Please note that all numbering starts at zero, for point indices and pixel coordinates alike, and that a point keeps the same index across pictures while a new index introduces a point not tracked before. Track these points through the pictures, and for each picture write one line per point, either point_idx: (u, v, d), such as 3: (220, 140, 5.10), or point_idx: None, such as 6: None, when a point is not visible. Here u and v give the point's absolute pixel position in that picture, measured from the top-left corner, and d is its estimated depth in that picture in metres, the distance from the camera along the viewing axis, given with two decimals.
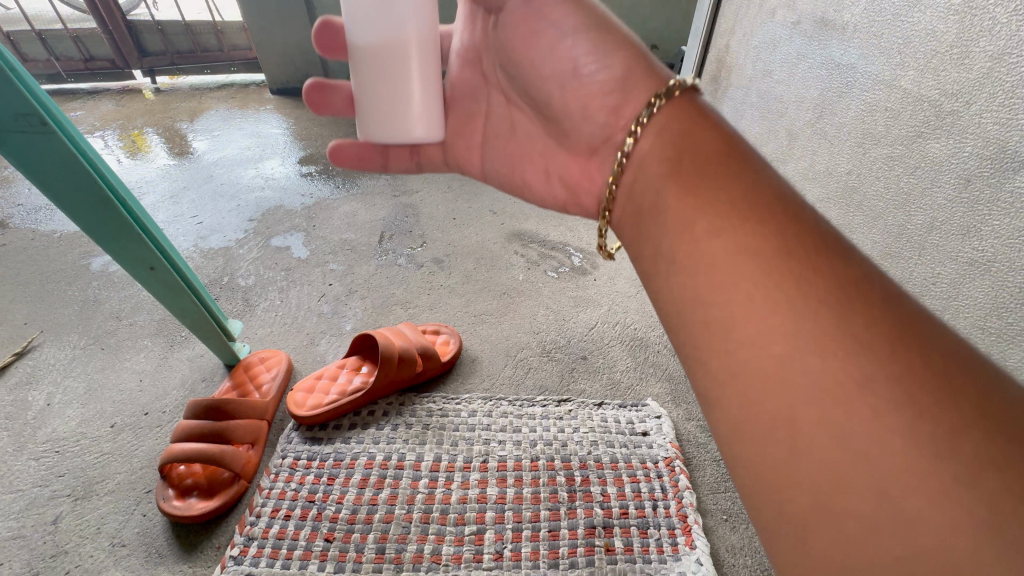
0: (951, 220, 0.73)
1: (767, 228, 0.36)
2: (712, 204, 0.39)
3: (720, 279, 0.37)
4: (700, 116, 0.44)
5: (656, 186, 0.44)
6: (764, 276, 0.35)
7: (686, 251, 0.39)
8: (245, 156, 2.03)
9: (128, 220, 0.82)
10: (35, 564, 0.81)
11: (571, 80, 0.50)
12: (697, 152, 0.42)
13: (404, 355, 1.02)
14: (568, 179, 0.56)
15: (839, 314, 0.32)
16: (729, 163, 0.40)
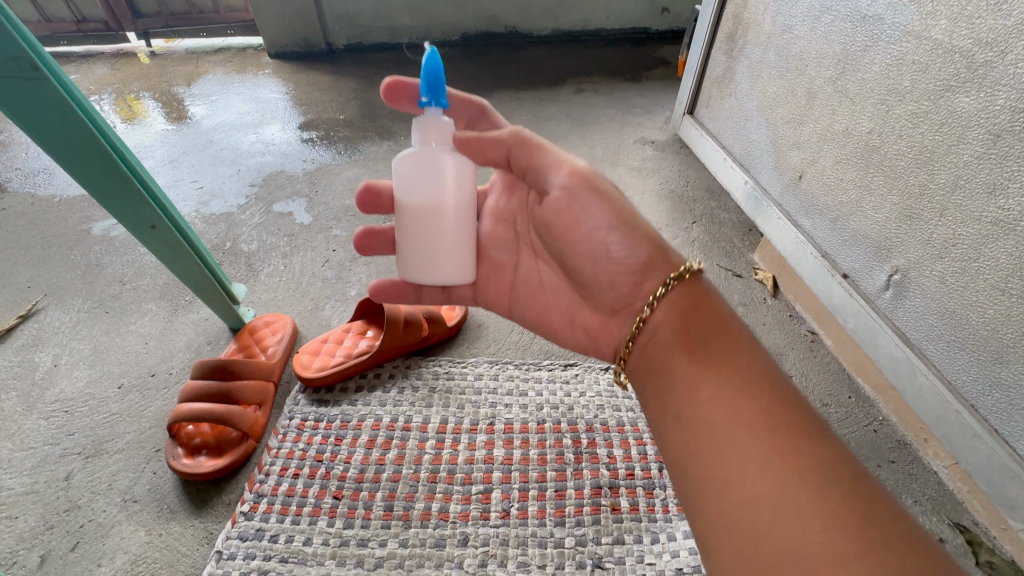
0: (977, 178, 0.72)
1: (754, 398, 0.46)
2: (713, 374, 0.49)
3: (715, 435, 0.46)
4: (704, 302, 0.54)
5: (668, 350, 0.53)
6: (752, 439, 0.44)
7: (691, 409, 0.49)
8: (244, 121, 1.98)
9: (128, 177, 0.80)
10: (50, 517, 0.82)
11: (600, 258, 0.58)
12: (703, 329, 0.52)
13: (410, 320, 1.01)
14: (588, 327, 0.64)
15: (808, 474, 0.42)
16: (729, 340, 0.51)
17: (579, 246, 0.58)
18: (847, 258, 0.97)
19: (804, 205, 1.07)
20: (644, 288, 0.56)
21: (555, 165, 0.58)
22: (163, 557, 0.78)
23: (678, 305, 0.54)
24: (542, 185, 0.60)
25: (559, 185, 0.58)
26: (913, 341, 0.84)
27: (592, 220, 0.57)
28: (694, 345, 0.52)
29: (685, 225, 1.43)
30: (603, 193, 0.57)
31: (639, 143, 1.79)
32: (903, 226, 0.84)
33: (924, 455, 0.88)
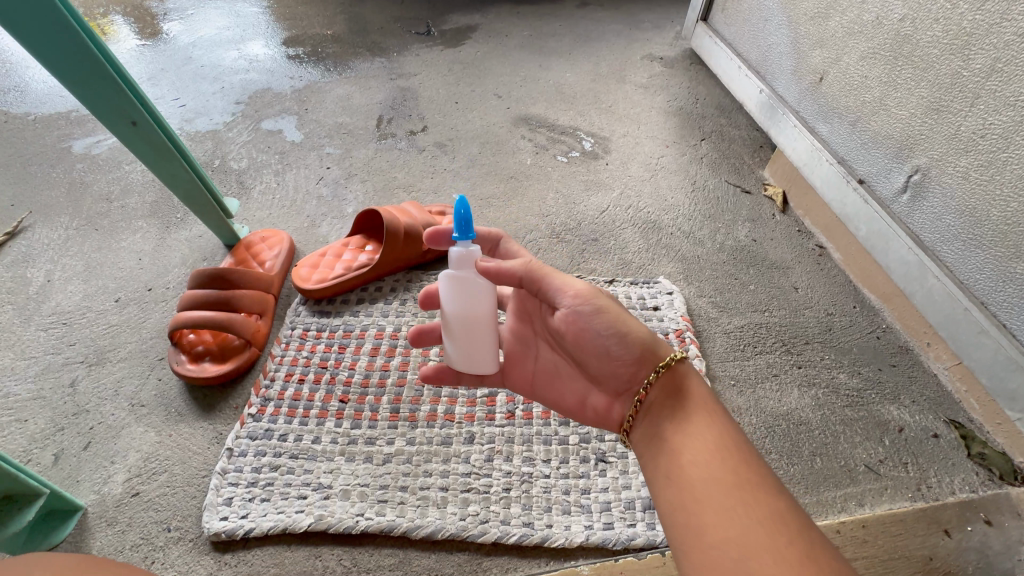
0: (1016, 59, 0.67)
1: (735, 465, 0.46)
2: (697, 438, 0.49)
3: (697, 493, 0.46)
4: (692, 390, 0.53)
5: (654, 413, 0.53)
6: (730, 499, 0.44)
7: (677, 470, 0.48)
8: (224, 37, 1.84)
9: (100, 61, 0.74)
10: (59, 420, 0.83)
11: (602, 355, 0.55)
12: (687, 399, 0.52)
13: (409, 232, 0.98)
14: (597, 410, 0.59)
15: (777, 531, 0.42)
16: (709, 410, 0.51)
17: (582, 342, 0.56)
18: (864, 163, 0.94)
19: (823, 110, 1.02)
20: (633, 375, 0.54)
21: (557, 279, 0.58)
22: (174, 454, 0.79)
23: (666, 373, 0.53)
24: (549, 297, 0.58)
25: (562, 297, 0.57)
26: (926, 243, 0.84)
27: (590, 324, 0.55)
28: (678, 410, 0.52)
29: (694, 142, 1.37)
30: (598, 300, 0.56)
31: (646, 59, 1.68)
32: (929, 121, 0.80)
33: (925, 359, 0.89)
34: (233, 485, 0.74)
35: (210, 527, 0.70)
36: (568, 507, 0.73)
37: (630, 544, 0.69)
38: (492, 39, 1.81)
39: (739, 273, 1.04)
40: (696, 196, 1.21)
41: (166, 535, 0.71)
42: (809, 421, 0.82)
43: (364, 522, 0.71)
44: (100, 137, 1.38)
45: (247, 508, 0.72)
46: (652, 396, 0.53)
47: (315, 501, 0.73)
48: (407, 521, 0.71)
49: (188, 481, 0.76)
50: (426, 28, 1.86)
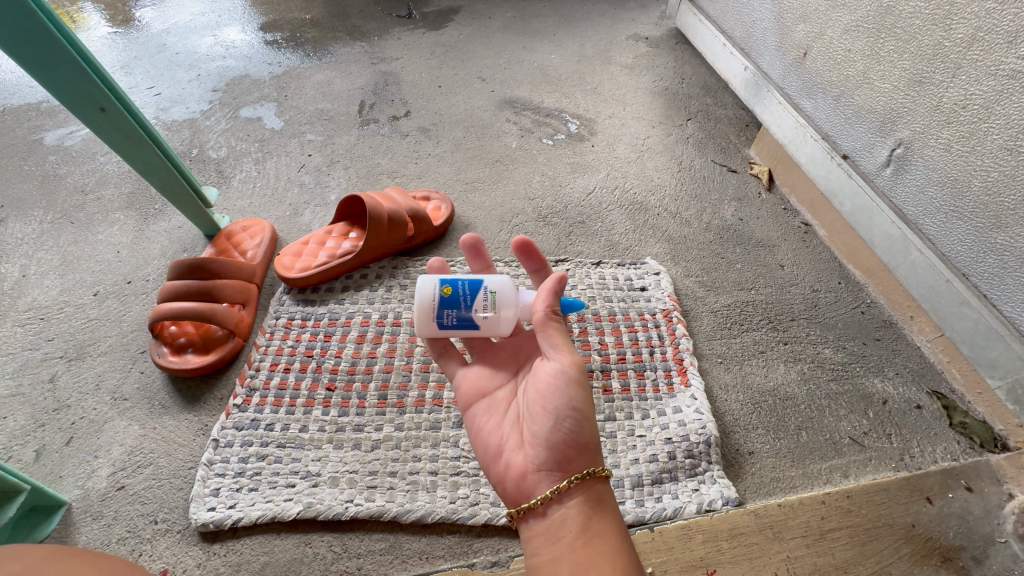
0: (997, 28, 0.67)
1: None
2: (606, 555, 0.48)
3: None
4: (610, 507, 0.53)
5: (565, 516, 0.51)
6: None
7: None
8: (198, 23, 1.79)
9: (64, 45, 0.71)
10: (39, 416, 0.81)
11: (553, 420, 0.53)
12: (601, 515, 0.52)
13: (394, 218, 0.96)
14: (512, 468, 0.54)
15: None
16: (616, 529, 0.51)
17: (545, 404, 0.54)
18: (848, 138, 0.93)
19: (807, 86, 1.01)
20: (571, 460, 0.53)
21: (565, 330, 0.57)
22: (159, 447, 0.78)
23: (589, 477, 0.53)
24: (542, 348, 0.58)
25: (557, 353, 0.56)
26: (909, 217, 0.84)
27: (564, 394, 0.54)
28: (592, 522, 0.51)
29: (680, 123, 1.36)
30: (583, 378, 0.55)
31: (632, 39, 1.66)
32: (911, 93, 0.79)
33: (908, 332, 0.90)
34: (220, 475, 0.74)
35: (197, 518, 0.69)
36: None
37: None
38: (475, 21, 1.77)
39: (726, 252, 1.04)
40: (682, 177, 1.21)
41: (153, 528, 0.71)
42: (796, 396, 0.83)
43: (353, 508, 0.71)
44: (73, 127, 1.34)
45: (234, 498, 0.72)
46: (568, 499, 0.52)
47: (304, 489, 0.73)
48: (397, 506, 0.71)
49: (175, 474, 0.76)
50: (408, 11, 1.82)
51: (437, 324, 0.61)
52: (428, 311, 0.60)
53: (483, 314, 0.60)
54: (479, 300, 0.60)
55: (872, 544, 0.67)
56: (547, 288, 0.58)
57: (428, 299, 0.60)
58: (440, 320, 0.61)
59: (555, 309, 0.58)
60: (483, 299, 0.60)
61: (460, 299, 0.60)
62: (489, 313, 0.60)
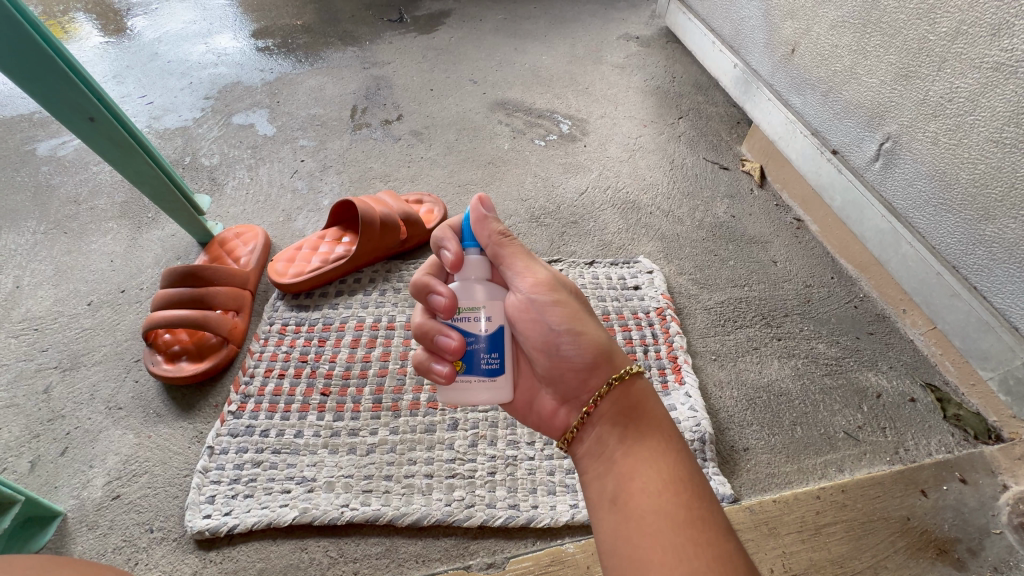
0: (980, 22, 0.67)
1: (681, 496, 0.45)
2: (651, 459, 0.48)
3: (641, 517, 0.44)
4: (647, 408, 0.51)
5: (607, 426, 0.51)
6: (674, 533, 0.43)
7: (625, 496, 0.46)
8: (190, 31, 1.79)
9: (52, 57, 0.72)
10: (34, 427, 0.81)
11: (552, 354, 0.54)
12: (638, 417, 0.51)
13: (386, 222, 0.96)
14: (542, 411, 0.57)
15: (715, 571, 0.40)
16: (661, 428, 0.50)
17: (533, 339, 0.54)
18: (837, 133, 0.94)
19: (795, 82, 1.02)
20: (588, 384, 0.53)
21: (514, 255, 0.54)
22: (154, 456, 0.78)
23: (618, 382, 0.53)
24: (505, 282, 0.56)
25: (518, 282, 0.54)
26: (899, 211, 0.85)
27: (544, 320, 0.53)
28: (634, 426, 0.50)
29: (671, 121, 1.36)
30: (556, 296, 0.54)
31: (623, 39, 1.66)
32: (898, 88, 0.80)
33: (901, 326, 0.90)
34: (215, 482, 0.73)
35: (193, 526, 0.69)
36: (553, 487, 0.73)
37: None
38: (466, 24, 1.77)
39: (719, 249, 1.04)
40: (675, 175, 1.21)
41: (148, 536, 0.71)
42: (789, 391, 0.83)
43: (349, 513, 0.71)
44: (65, 138, 1.34)
45: (230, 505, 0.71)
46: (605, 408, 0.52)
47: (300, 495, 0.72)
48: (392, 510, 0.71)
49: (170, 482, 0.76)
50: (399, 15, 1.82)
51: (495, 378, 0.53)
52: (485, 388, 0.53)
53: (484, 323, 0.52)
54: (474, 324, 0.52)
55: (868, 538, 0.67)
56: (475, 219, 0.53)
57: (471, 387, 0.53)
58: (494, 375, 0.53)
59: (496, 231, 0.54)
60: (469, 321, 0.53)
61: (468, 343, 0.52)
62: (485, 316, 0.53)
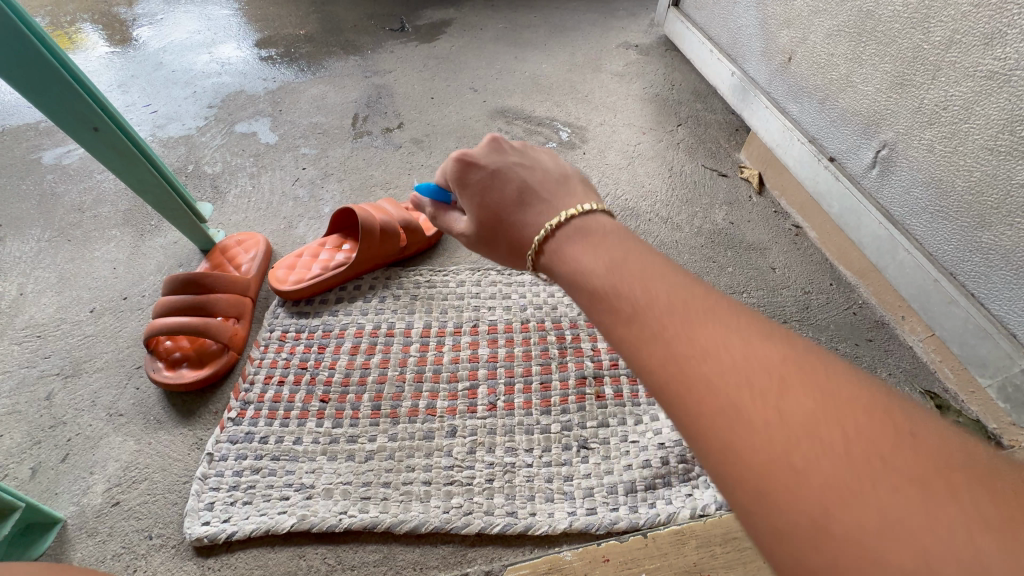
0: (974, 30, 0.68)
1: (668, 292, 0.38)
2: (627, 269, 0.40)
3: (748, 417, 0.30)
4: (598, 239, 0.45)
5: (624, 311, 0.38)
6: (683, 326, 0.35)
7: (617, 308, 0.38)
8: (194, 41, 1.81)
9: (57, 68, 0.73)
10: (35, 433, 0.82)
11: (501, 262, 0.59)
12: (613, 245, 0.44)
13: (386, 229, 0.97)
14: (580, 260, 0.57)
15: (739, 350, 0.32)
16: (681, 281, 0.39)
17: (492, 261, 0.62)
18: (834, 140, 0.94)
19: (793, 90, 1.02)
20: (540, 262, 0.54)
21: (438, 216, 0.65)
22: (153, 463, 0.79)
23: (591, 242, 0.45)
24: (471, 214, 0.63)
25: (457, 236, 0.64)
26: (897, 218, 0.85)
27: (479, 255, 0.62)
28: (656, 295, 0.38)
29: (670, 128, 1.37)
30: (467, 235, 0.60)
31: (622, 47, 1.67)
32: (893, 96, 0.80)
33: (900, 333, 0.90)
34: (215, 489, 0.74)
35: (192, 533, 0.70)
36: (551, 494, 0.73)
37: (613, 528, 0.70)
38: (467, 32, 1.79)
39: (718, 256, 1.04)
40: (673, 182, 1.22)
41: (147, 543, 0.71)
42: None
43: (347, 520, 0.71)
44: (71, 146, 1.35)
45: (229, 512, 0.72)
46: (613, 292, 0.39)
47: (298, 502, 0.73)
48: (391, 517, 0.71)
49: (170, 488, 0.76)
50: (400, 24, 1.84)
51: None
52: None
53: None
54: None
55: None
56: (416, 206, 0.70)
57: None
58: None
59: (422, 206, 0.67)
60: None
61: None
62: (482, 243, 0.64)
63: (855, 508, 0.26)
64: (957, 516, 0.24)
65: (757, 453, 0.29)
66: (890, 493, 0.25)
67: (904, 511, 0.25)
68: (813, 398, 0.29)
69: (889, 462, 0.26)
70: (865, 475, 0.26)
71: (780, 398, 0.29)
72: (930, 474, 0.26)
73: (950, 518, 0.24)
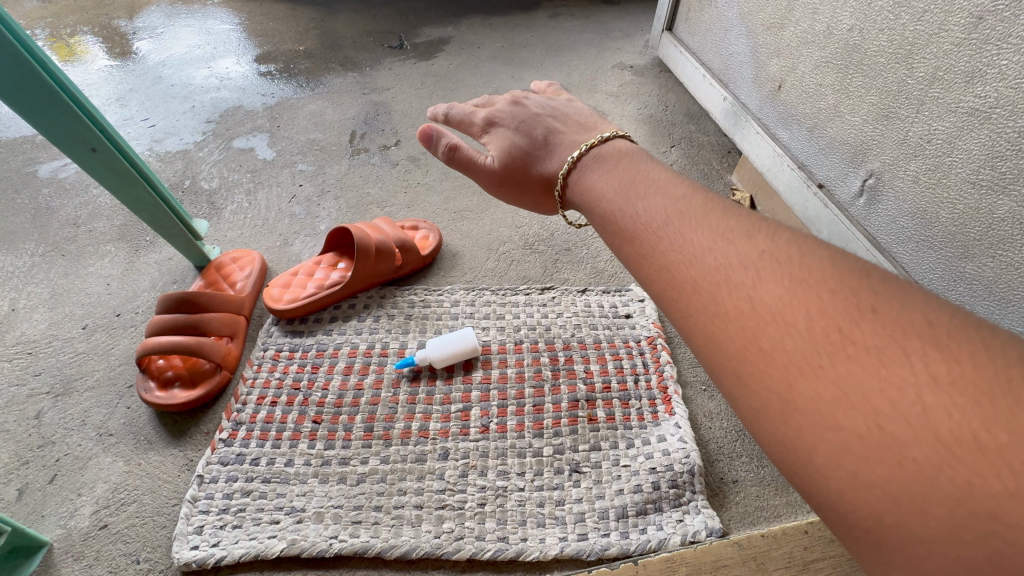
0: (955, 68, 0.70)
1: (691, 203, 0.42)
2: (655, 188, 0.45)
3: (770, 327, 0.32)
4: (626, 167, 0.51)
5: (648, 231, 0.42)
6: (697, 232, 0.39)
7: (636, 223, 0.43)
8: (194, 55, 1.82)
9: (56, 90, 0.73)
10: (23, 454, 0.81)
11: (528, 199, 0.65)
12: (643, 174, 0.48)
13: (381, 248, 0.97)
14: None
15: (752, 250, 0.35)
16: (710, 207, 0.41)
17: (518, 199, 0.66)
18: (823, 167, 0.96)
19: (782, 116, 1.04)
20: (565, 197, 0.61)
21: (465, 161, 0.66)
22: (143, 484, 0.78)
23: (607, 179, 0.51)
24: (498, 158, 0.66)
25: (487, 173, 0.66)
26: (883, 246, 0.87)
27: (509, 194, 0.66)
28: (680, 217, 0.41)
29: (664, 149, 1.39)
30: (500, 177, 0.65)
31: (618, 68, 1.70)
32: (880, 127, 0.82)
33: None
34: (204, 512, 0.73)
35: (180, 558, 0.69)
36: (542, 519, 0.73)
37: (604, 554, 0.70)
38: (465, 51, 1.82)
39: None
40: None
41: (135, 567, 0.71)
42: None
43: (337, 545, 0.70)
44: (67, 160, 1.36)
45: (218, 536, 0.71)
46: (638, 218, 0.43)
47: (288, 526, 0.72)
48: (381, 542, 0.71)
49: (158, 511, 0.75)
50: (399, 42, 1.86)
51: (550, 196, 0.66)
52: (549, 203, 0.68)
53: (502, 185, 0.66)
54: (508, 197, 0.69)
55: None
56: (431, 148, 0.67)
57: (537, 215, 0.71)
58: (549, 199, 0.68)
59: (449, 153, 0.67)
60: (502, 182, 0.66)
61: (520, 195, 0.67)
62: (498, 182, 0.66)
63: (876, 403, 0.27)
64: (987, 403, 0.25)
65: (775, 360, 0.31)
66: (915, 387, 0.27)
67: (927, 403, 0.26)
68: (827, 284, 0.32)
69: (916, 356, 0.27)
70: (889, 372, 0.28)
71: (802, 308, 0.31)
72: (962, 369, 0.26)
73: (978, 409, 0.25)
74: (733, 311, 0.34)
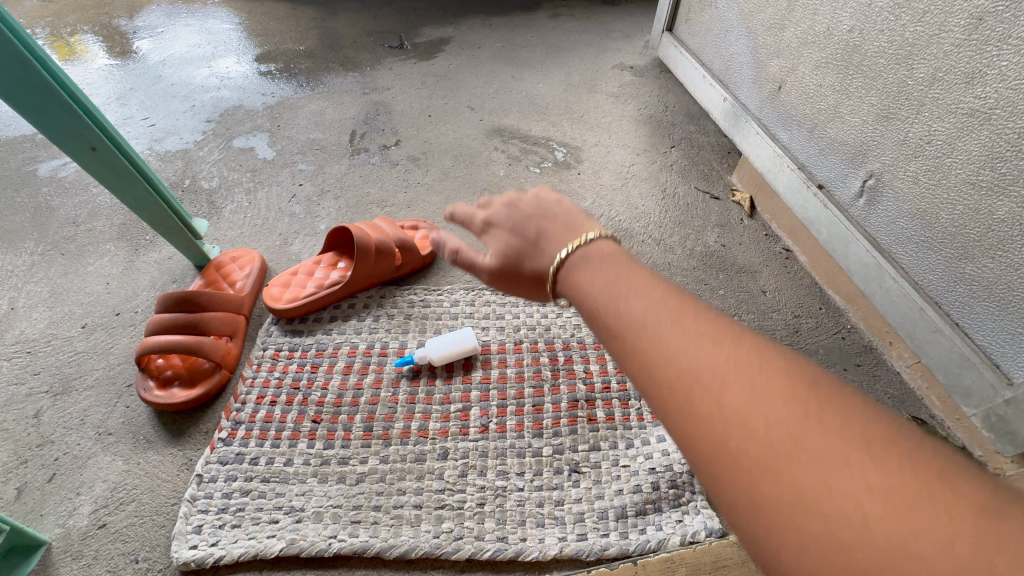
0: (955, 69, 0.70)
1: (653, 289, 0.38)
2: (616, 270, 0.41)
3: (725, 431, 0.30)
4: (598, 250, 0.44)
5: (614, 323, 0.38)
6: (659, 321, 0.36)
7: (598, 310, 0.39)
8: (194, 54, 1.82)
9: (56, 89, 0.73)
10: (22, 453, 0.81)
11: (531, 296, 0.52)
12: (605, 252, 0.44)
13: (381, 248, 0.97)
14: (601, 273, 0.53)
15: (712, 345, 0.33)
16: (670, 294, 0.38)
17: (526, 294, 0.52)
18: (823, 168, 0.96)
19: (783, 117, 1.04)
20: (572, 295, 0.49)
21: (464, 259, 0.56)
22: (143, 483, 0.78)
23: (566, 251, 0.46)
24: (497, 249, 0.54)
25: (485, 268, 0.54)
26: (882, 246, 0.87)
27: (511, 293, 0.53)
28: (643, 303, 0.37)
29: (664, 150, 1.39)
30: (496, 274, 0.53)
31: (618, 68, 1.70)
32: (880, 127, 0.82)
33: (888, 358, 0.92)
34: (203, 511, 0.73)
35: (179, 557, 0.69)
36: (542, 519, 0.73)
37: (603, 554, 0.70)
38: (465, 51, 1.82)
39: (709, 279, 1.06)
40: (666, 204, 1.23)
41: (133, 567, 0.70)
42: None
43: (337, 544, 0.70)
44: (67, 159, 1.35)
45: (217, 535, 0.71)
46: (601, 306, 0.39)
47: (287, 525, 0.72)
48: (381, 541, 0.71)
49: (157, 511, 0.75)
50: (399, 42, 1.86)
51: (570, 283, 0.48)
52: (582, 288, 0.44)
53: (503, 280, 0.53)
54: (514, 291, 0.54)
55: None
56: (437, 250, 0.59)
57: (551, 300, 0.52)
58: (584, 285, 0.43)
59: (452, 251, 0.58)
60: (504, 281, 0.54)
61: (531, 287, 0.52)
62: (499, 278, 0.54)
63: (838, 529, 0.26)
64: (946, 536, 0.24)
65: (742, 470, 0.29)
66: (872, 517, 0.25)
67: (887, 534, 0.25)
68: (785, 387, 0.30)
69: (868, 479, 0.26)
70: (847, 499, 0.26)
71: (762, 413, 0.29)
72: (899, 479, 0.26)
73: (935, 539, 0.24)
74: (698, 414, 0.31)
